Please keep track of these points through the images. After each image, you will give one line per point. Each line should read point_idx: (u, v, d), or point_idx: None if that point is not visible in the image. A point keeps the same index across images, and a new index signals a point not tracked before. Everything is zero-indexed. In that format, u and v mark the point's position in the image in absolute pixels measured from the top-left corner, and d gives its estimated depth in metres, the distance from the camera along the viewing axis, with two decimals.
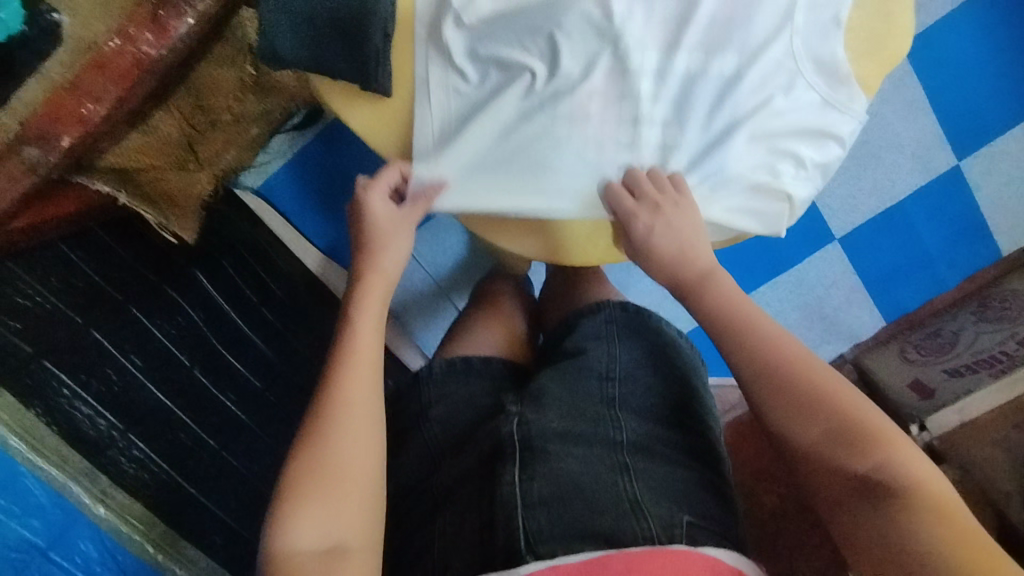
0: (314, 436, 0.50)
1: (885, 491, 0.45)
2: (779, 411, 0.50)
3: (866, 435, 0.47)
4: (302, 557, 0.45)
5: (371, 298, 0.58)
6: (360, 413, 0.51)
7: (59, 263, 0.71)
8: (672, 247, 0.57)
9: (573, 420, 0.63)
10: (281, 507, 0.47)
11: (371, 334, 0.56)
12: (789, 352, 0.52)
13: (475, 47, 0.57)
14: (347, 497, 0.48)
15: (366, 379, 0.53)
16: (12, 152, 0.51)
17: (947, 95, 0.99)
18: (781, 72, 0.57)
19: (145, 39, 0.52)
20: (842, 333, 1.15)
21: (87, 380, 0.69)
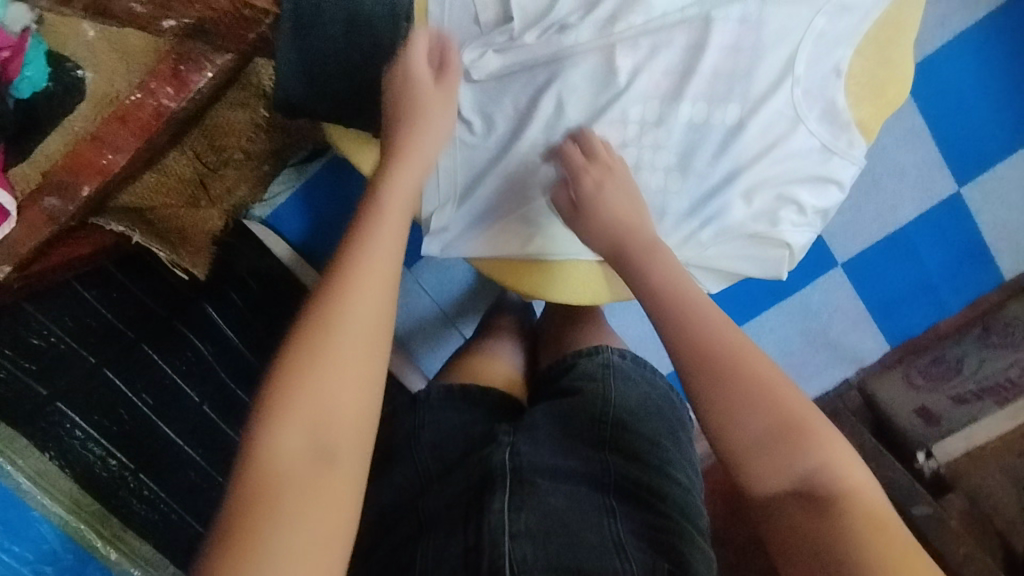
0: (315, 323, 0.43)
1: (823, 494, 0.43)
2: (718, 403, 0.46)
3: (804, 435, 0.45)
4: (286, 462, 0.40)
5: (398, 175, 0.50)
6: (369, 304, 0.44)
7: (72, 301, 0.74)
8: (609, 215, 0.56)
9: (564, 457, 0.66)
10: (269, 402, 0.42)
11: (392, 213, 0.48)
12: (734, 340, 0.48)
13: (483, 99, 0.58)
14: (342, 396, 0.42)
15: (383, 267, 0.46)
16: (35, 202, 0.54)
17: (947, 122, 1.01)
18: (782, 120, 0.58)
19: (165, 93, 0.53)
20: (848, 356, 1.15)
21: (100, 420, 0.69)
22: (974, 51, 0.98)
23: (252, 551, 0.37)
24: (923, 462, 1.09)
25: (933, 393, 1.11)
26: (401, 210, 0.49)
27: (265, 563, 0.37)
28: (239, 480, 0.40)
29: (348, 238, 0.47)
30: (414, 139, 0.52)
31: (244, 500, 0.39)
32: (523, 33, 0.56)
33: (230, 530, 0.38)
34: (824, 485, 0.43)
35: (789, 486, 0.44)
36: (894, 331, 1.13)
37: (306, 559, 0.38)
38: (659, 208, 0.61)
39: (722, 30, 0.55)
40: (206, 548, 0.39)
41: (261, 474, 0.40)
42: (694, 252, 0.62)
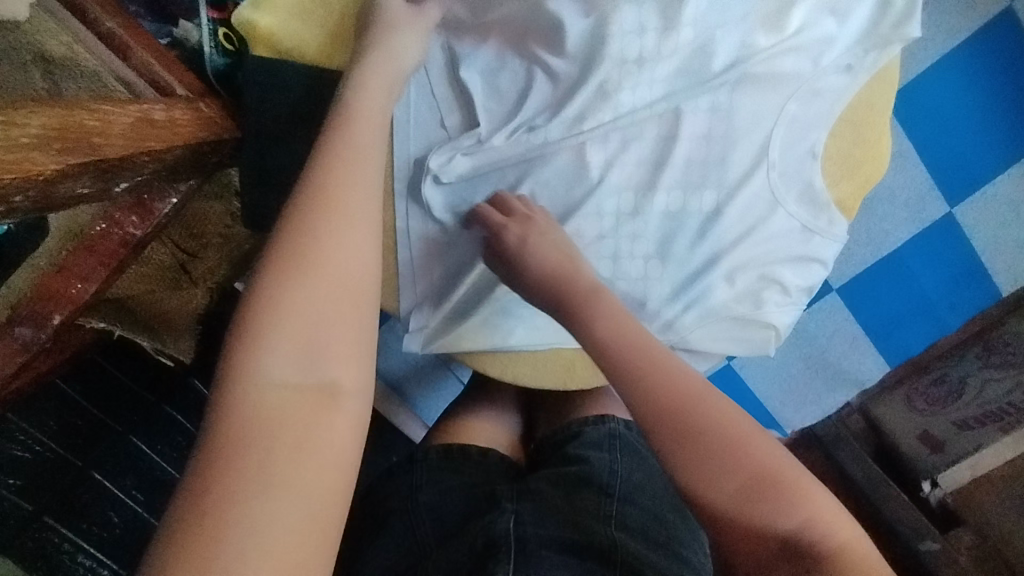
0: (297, 241, 0.39)
1: (817, 557, 0.37)
2: (684, 465, 0.41)
3: (784, 485, 0.39)
4: (278, 390, 0.35)
5: (369, 96, 0.47)
6: (353, 220, 0.41)
7: (56, 402, 0.72)
8: (547, 264, 0.53)
9: (566, 528, 0.64)
10: (247, 330, 0.36)
11: (368, 136, 0.45)
12: (693, 390, 0.43)
13: (455, 198, 0.57)
14: (337, 314, 0.38)
15: (368, 185, 0.43)
16: (6, 331, 0.53)
17: (937, 144, 0.88)
18: (760, 204, 0.57)
19: (131, 222, 0.52)
20: (847, 380, 1.12)
21: (86, 528, 0.71)
22: (971, 61, 0.84)
23: (244, 493, 0.32)
24: (929, 491, 1.08)
25: (935, 417, 1.07)
26: (378, 134, 0.46)
27: (260, 506, 0.32)
28: (214, 420, 0.34)
29: (321, 155, 0.43)
30: (385, 83, 0.49)
31: (224, 438, 0.33)
32: (492, 135, 0.55)
33: (207, 472, 0.32)
34: (822, 547, 0.37)
35: (780, 555, 0.38)
36: (891, 350, 1.06)
37: (308, 500, 0.33)
38: (639, 296, 0.60)
39: (693, 120, 0.56)
40: (174, 502, 0.32)
41: (247, 403, 0.34)
42: (683, 334, 0.61)
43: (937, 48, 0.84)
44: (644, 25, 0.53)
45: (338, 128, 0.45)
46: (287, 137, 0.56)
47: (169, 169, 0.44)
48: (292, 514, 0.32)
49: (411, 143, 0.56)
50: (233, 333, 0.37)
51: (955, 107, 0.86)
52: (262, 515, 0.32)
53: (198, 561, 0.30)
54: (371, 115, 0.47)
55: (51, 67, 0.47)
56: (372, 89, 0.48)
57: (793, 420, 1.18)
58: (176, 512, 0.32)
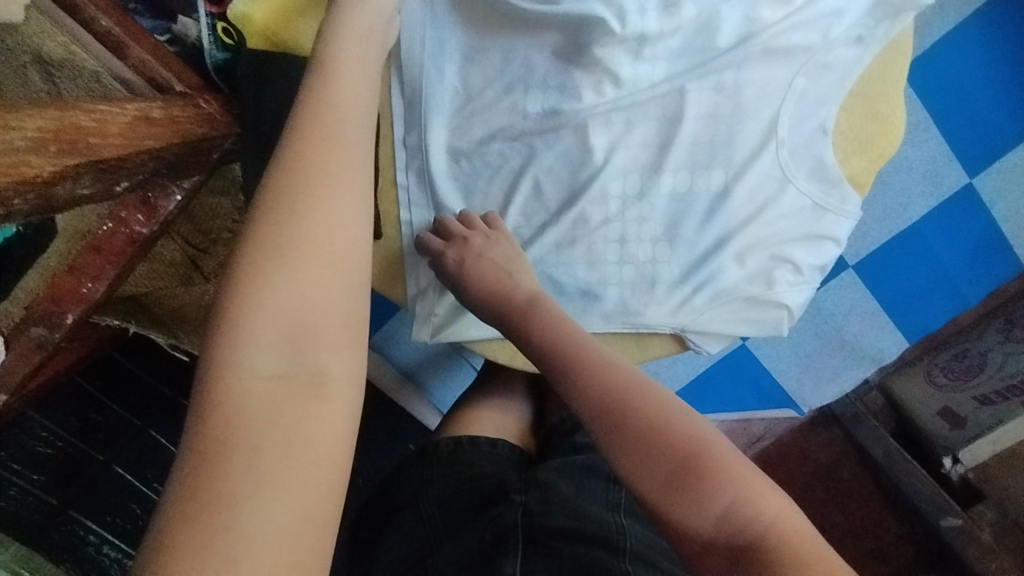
0: (274, 229, 0.38)
1: (738, 534, 0.39)
2: (619, 451, 0.44)
3: (712, 471, 0.41)
4: (262, 383, 0.35)
5: (344, 69, 0.46)
6: (333, 203, 0.40)
7: (76, 397, 0.75)
8: (488, 276, 0.54)
9: (573, 519, 0.64)
10: (232, 324, 0.36)
11: (345, 112, 0.44)
12: (619, 378, 0.46)
13: (460, 185, 0.58)
14: (319, 302, 0.37)
15: (345, 168, 0.42)
16: (21, 332, 0.54)
17: (953, 113, 0.86)
18: (770, 182, 0.56)
19: (136, 220, 0.52)
20: (866, 358, 1.09)
21: (111, 519, 0.71)
22: (986, 26, 0.81)
23: (235, 492, 0.31)
24: (949, 467, 1.12)
25: (955, 393, 1.08)
26: (360, 117, 0.45)
27: (253, 503, 0.31)
28: (202, 417, 0.33)
29: (299, 135, 0.42)
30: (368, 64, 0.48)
31: (213, 434, 0.33)
32: (493, 118, 0.55)
33: (192, 475, 0.32)
34: (745, 526, 0.39)
35: (713, 535, 0.40)
36: (912, 328, 1.03)
37: (301, 493, 0.33)
38: (648, 277, 0.59)
39: (698, 99, 0.54)
40: (164, 509, 0.32)
41: (230, 399, 0.34)
42: (692, 317, 0.60)
43: (949, 15, 0.81)
44: (644, 6, 0.52)
45: (311, 104, 0.43)
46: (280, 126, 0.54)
47: (170, 167, 0.44)
48: (283, 509, 0.32)
49: (406, 135, 0.56)
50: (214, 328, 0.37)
51: (971, 74, 0.83)
52: (254, 511, 0.31)
53: (193, 566, 0.29)
54: (351, 94, 0.45)
55: (49, 68, 0.48)
56: (346, 60, 0.46)
57: (809, 399, 1.18)
58: (168, 518, 0.31)
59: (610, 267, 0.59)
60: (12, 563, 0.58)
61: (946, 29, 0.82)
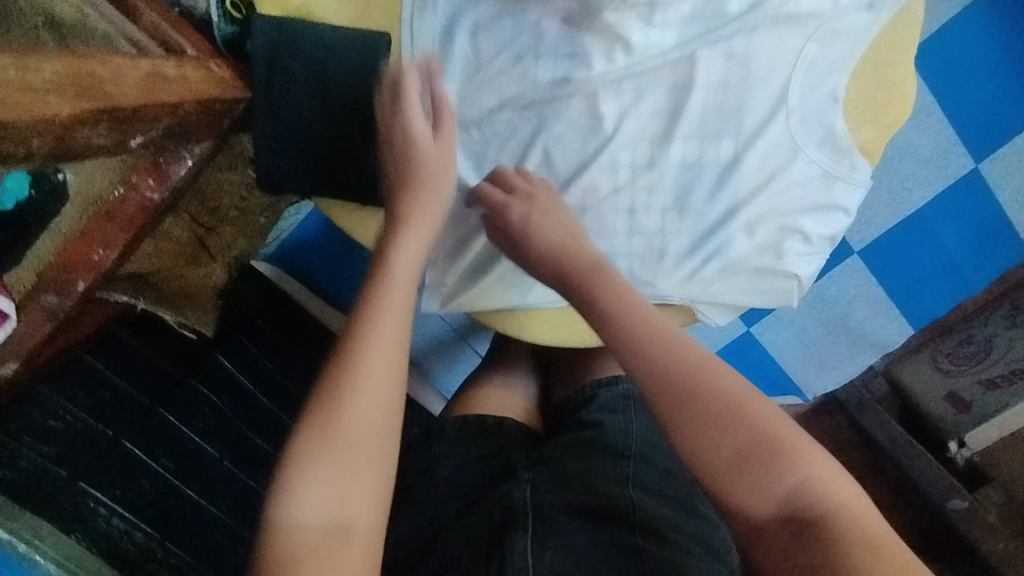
0: (332, 390, 0.41)
1: (810, 515, 0.40)
2: (688, 425, 0.44)
3: (781, 454, 0.42)
4: (303, 536, 0.38)
5: (410, 216, 0.49)
6: (382, 373, 0.42)
7: (86, 374, 0.75)
8: (557, 238, 0.52)
9: (580, 495, 0.65)
10: (285, 479, 0.40)
11: (407, 269, 0.47)
12: (686, 357, 0.45)
13: (474, 151, 0.57)
14: (362, 464, 0.41)
15: (400, 328, 0.45)
16: (32, 299, 0.54)
17: (956, 101, 0.91)
18: (779, 151, 0.56)
19: (147, 185, 0.52)
20: (869, 344, 1.12)
21: (121, 494, 0.70)
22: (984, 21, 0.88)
23: None
24: (955, 452, 1.12)
25: (960, 377, 1.10)
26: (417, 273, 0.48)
27: None
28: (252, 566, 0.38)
29: (363, 300, 0.45)
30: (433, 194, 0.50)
31: None
32: (503, 87, 0.55)
33: None
34: (813, 506, 0.41)
35: (776, 512, 0.42)
36: (916, 315, 1.06)
37: None
38: (657, 249, 0.60)
39: (708, 67, 0.54)
40: None
41: (275, 552, 0.38)
42: (702, 289, 0.60)
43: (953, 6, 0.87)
44: None
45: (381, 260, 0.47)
46: (308, 91, 0.54)
47: (181, 128, 0.45)
48: None
49: None
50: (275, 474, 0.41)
51: (973, 62, 0.89)
52: None
53: None
54: (414, 244, 0.48)
55: (59, 29, 0.48)
56: (418, 206, 0.49)
57: (814, 385, 1.19)
58: None
59: (619, 239, 0.59)
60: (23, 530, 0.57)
61: (952, 16, 0.87)
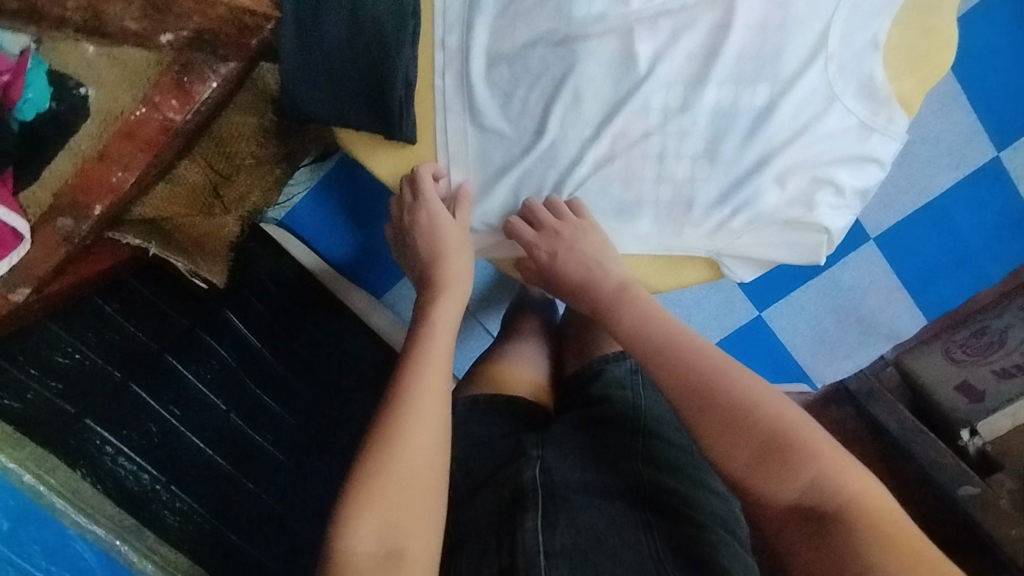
0: (381, 439, 0.52)
1: (822, 508, 0.45)
2: (710, 430, 0.51)
3: (797, 451, 0.47)
4: (362, 557, 0.47)
5: (445, 298, 0.60)
6: (426, 422, 0.53)
7: (96, 317, 0.73)
8: (577, 270, 0.62)
9: (594, 473, 0.65)
10: (345, 514, 0.49)
11: (441, 341, 0.58)
12: (709, 364, 0.53)
13: (501, 90, 0.57)
14: (407, 498, 0.50)
15: (437, 389, 0.55)
16: (47, 222, 0.53)
17: (980, 87, 0.96)
18: (817, 98, 0.55)
19: (170, 105, 0.51)
20: (882, 333, 1.16)
21: (127, 434, 0.70)
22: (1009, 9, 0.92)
23: None
24: (967, 440, 1.10)
25: (974, 368, 1.10)
26: (450, 344, 0.59)
27: None
28: None
29: (407, 367, 0.56)
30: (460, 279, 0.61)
31: None
32: (535, 22, 0.54)
33: None
34: (827, 500, 0.46)
35: (792, 503, 0.47)
36: (932, 304, 1.11)
37: None
38: (686, 197, 0.59)
39: (749, 6, 0.52)
40: None
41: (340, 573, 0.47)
42: (729, 241, 0.60)
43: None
44: None
45: (421, 332, 0.59)
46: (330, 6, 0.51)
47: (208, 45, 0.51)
48: None
49: (447, 36, 0.57)
50: (337, 510, 0.50)
51: (998, 48, 0.94)
52: None
53: None
54: (446, 320, 0.60)
55: None
56: (451, 286, 0.61)
57: (824, 374, 1.21)
58: None
59: (646, 185, 0.60)
60: (26, 460, 0.61)
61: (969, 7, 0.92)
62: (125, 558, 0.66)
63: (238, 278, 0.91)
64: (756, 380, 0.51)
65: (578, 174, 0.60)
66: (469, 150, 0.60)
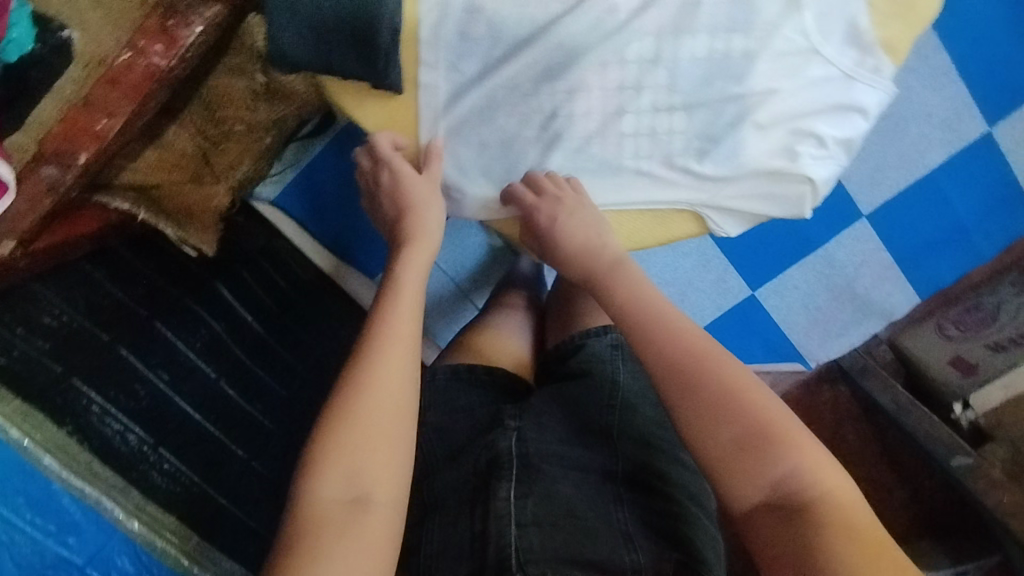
0: (345, 389, 0.52)
1: (796, 501, 0.46)
2: (695, 411, 0.51)
3: (771, 442, 0.48)
4: (328, 502, 0.48)
5: (413, 256, 0.60)
6: (394, 372, 0.53)
7: (81, 280, 0.73)
8: (576, 235, 0.60)
9: (571, 445, 0.66)
10: (310, 461, 0.50)
11: (408, 295, 0.58)
12: (691, 343, 0.53)
13: (481, 45, 0.56)
14: (372, 446, 0.50)
15: (402, 339, 0.55)
16: (32, 171, 0.52)
17: (973, 66, 1.02)
18: (796, 48, 0.55)
19: (155, 50, 0.52)
20: (875, 312, 1.17)
21: (116, 396, 0.69)
22: None
23: None
24: (959, 413, 1.09)
25: (967, 342, 1.10)
26: (417, 296, 0.59)
27: None
28: (289, 524, 0.48)
29: (375, 318, 0.56)
30: (427, 237, 0.61)
31: (292, 540, 0.47)
32: None
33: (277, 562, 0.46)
34: (799, 492, 0.47)
35: (767, 496, 0.48)
36: (924, 281, 1.14)
37: None
38: (668, 152, 0.59)
39: None
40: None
41: (306, 518, 0.47)
42: (713, 194, 0.60)
43: None
44: None
45: (389, 287, 0.58)
46: None
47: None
48: None
49: None
50: (303, 458, 0.51)
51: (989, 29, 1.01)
52: None
53: None
54: (414, 273, 0.60)
55: None
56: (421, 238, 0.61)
57: (818, 353, 1.20)
58: None
59: (627, 141, 0.59)
60: (9, 416, 0.58)
61: None
62: (112, 515, 0.63)
63: (223, 248, 0.92)
64: (738, 368, 0.52)
65: (557, 128, 0.59)
66: (447, 102, 0.59)
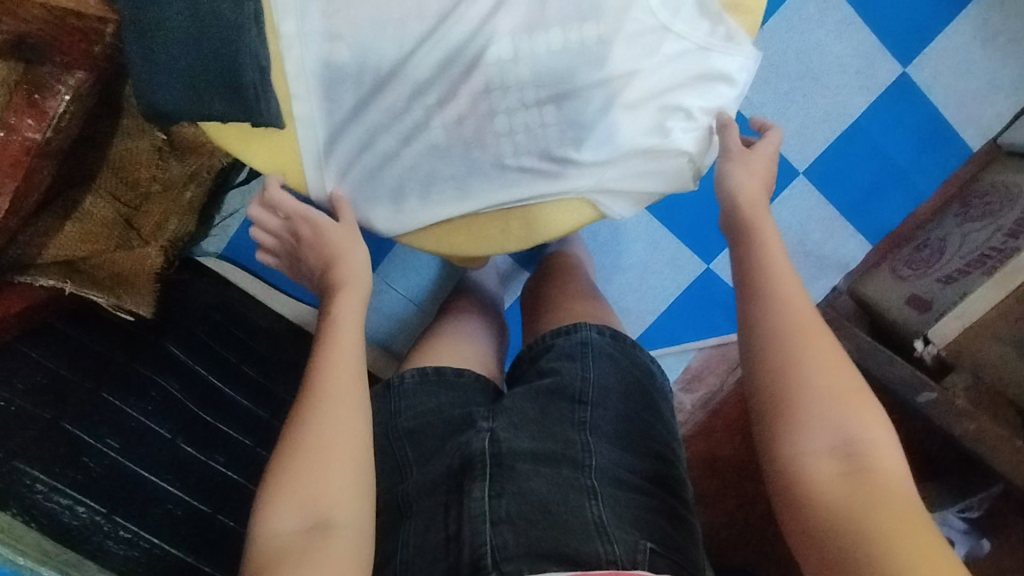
0: (292, 429, 0.56)
1: (862, 457, 0.51)
2: (799, 351, 0.56)
3: (847, 402, 0.54)
4: (286, 533, 0.52)
5: (342, 304, 0.61)
6: (338, 406, 0.56)
7: (22, 361, 0.72)
8: (751, 175, 0.65)
9: (542, 441, 0.65)
10: (264, 497, 0.54)
11: (348, 336, 0.60)
12: (782, 291, 0.59)
13: (342, 71, 0.58)
14: (326, 477, 0.53)
15: (348, 376, 0.58)
16: None
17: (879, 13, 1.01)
18: (652, 27, 0.58)
19: (27, 125, 0.53)
20: (832, 263, 1.18)
21: (61, 472, 0.68)
22: None
23: None
24: (923, 350, 1.04)
25: (919, 280, 1.11)
26: (354, 335, 0.60)
27: None
28: (252, 556, 0.52)
29: (316, 359, 0.59)
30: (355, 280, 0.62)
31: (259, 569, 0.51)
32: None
33: None
34: (862, 454, 0.52)
35: (833, 446, 0.52)
36: (870, 227, 1.15)
37: None
38: (544, 146, 0.61)
39: None
40: None
41: (270, 550, 0.51)
42: (605, 178, 0.62)
43: None
44: None
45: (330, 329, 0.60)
46: None
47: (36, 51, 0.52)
48: None
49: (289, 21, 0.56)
50: (259, 495, 0.55)
51: None
52: None
53: None
54: (351, 311, 0.61)
55: None
56: (351, 273, 0.62)
57: None
58: None
59: (501, 143, 0.61)
60: None
61: None
62: None
63: (167, 306, 0.92)
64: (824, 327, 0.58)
65: (432, 138, 0.61)
66: (324, 130, 0.61)
